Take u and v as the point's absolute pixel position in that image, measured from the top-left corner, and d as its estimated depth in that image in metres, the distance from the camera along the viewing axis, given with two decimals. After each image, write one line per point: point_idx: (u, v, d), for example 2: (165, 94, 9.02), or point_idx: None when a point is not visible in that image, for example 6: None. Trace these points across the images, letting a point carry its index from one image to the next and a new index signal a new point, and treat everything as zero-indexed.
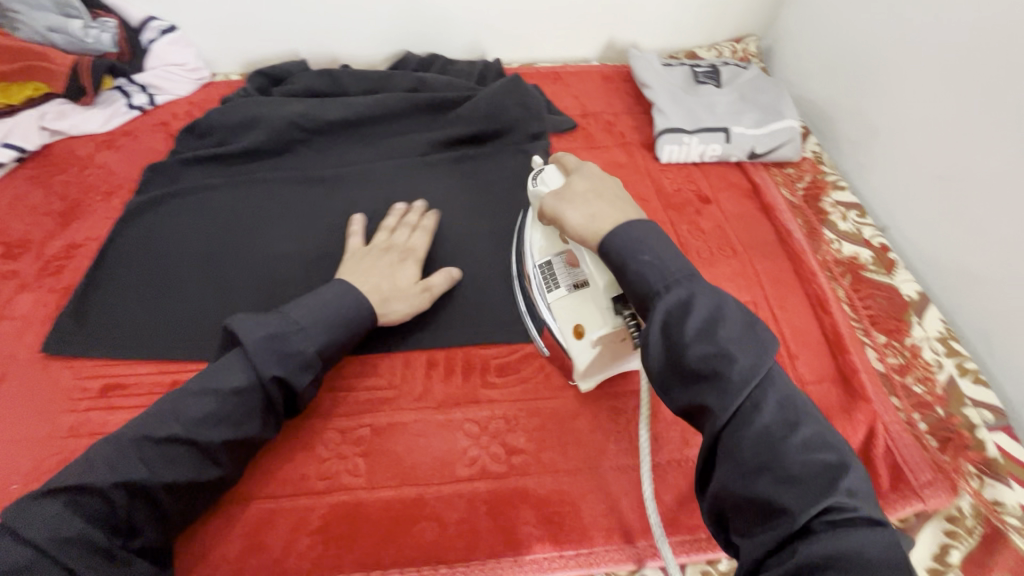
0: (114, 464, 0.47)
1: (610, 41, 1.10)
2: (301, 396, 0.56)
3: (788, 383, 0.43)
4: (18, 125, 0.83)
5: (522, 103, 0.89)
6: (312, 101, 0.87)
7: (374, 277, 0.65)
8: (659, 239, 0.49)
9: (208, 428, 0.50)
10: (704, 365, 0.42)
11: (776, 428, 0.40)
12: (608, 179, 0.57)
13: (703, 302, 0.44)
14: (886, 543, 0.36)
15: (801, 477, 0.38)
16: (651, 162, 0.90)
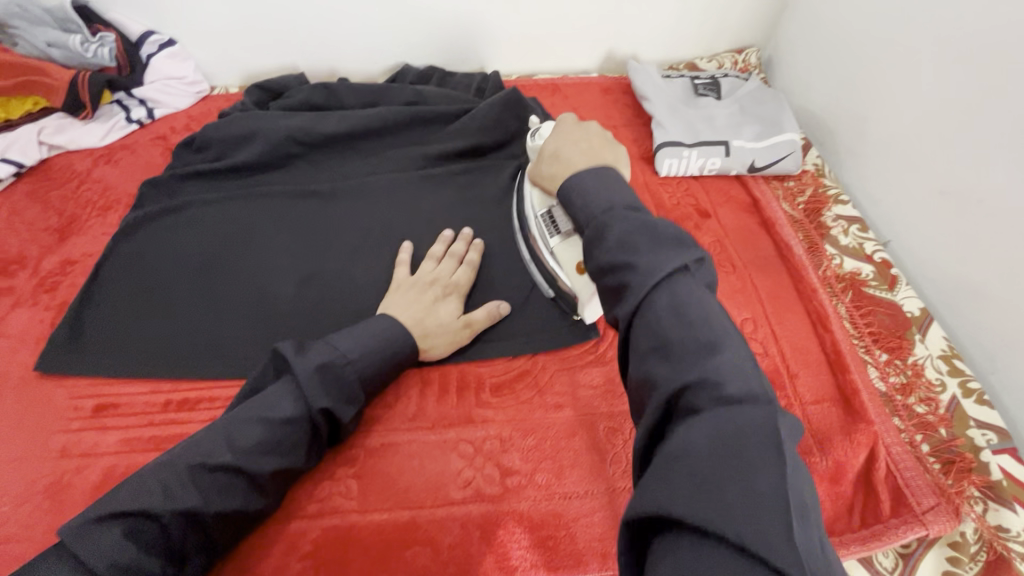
0: (172, 492, 0.45)
1: (609, 52, 1.10)
2: (343, 427, 0.56)
3: (692, 281, 0.42)
4: (18, 140, 0.83)
5: (519, 117, 0.90)
6: (309, 115, 0.87)
7: (419, 312, 0.64)
8: (593, 177, 0.53)
9: (260, 457, 0.49)
10: (613, 274, 0.45)
11: (665, 317, 0.40)
12: (575, 135, 0.63)
13: (618, 223, 0.47)
14: (761, 420, 0.35)
15: (683, 360, 0.38)
16: (650, 176, 0.90)
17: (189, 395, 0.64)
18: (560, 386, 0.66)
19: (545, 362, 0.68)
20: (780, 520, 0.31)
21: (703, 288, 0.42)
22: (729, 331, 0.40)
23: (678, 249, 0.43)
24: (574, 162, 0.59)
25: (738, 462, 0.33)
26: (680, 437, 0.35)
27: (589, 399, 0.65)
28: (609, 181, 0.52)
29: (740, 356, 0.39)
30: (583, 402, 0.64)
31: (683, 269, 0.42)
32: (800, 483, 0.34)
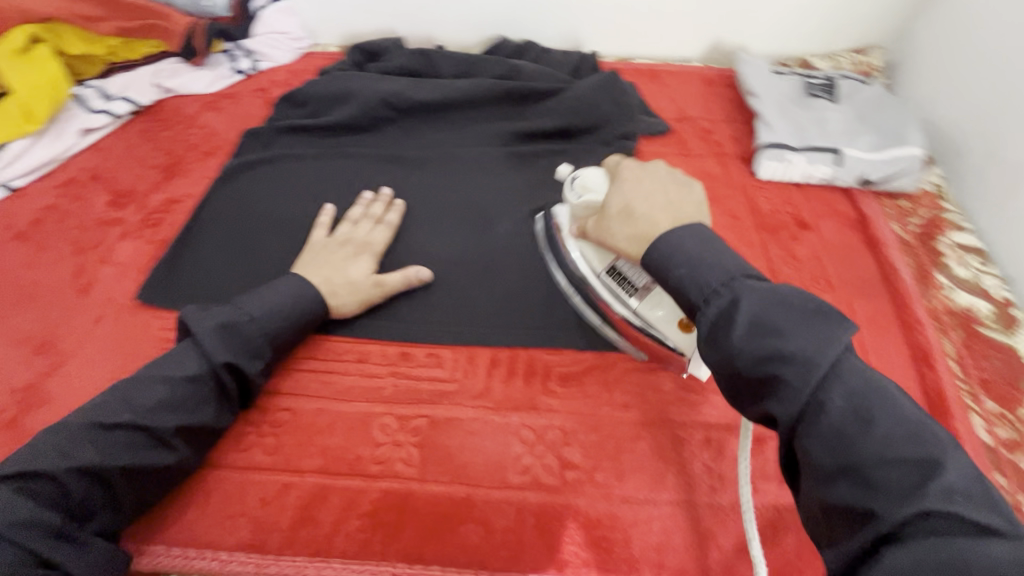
0: (69, 452, 0.47)
1: (716, 42, 1.03)
2: (252, 383, 0.56)
3: (867, 373, 0.40)
4: (137, 81, 0.88)
5: (615, 101, 0.86)
6: (404, 81, 0.87)
7: (325, 274, 0.64)
8: (692, 240, 0.50)
9: (162, 413, 0.51)
10: (760, 367, 0.42)
11: (847, 426, 0.38)
12: (642, 182, 0.58)
13: (747, 298, 0.44)
14: (1014, 559, 0.31)
15: (884, 482, 0.35)
16: (747, 178, 0.84)
17: None
18: (629, 386, 0.63)
19: (616, 359, 0.65)
20: None
21: (881, 378, 0.40)
22: (944, 440, 0.36)
23: (834, 326, 0.42)
24: (656, 220, 0.53)
25: None
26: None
27: (659, 404, 0.62)
28: (706, 247, 0.49)
29: (968, 473, 0.35)
30: (652, 406, 0.62)
31: (845, 354, 0.41)
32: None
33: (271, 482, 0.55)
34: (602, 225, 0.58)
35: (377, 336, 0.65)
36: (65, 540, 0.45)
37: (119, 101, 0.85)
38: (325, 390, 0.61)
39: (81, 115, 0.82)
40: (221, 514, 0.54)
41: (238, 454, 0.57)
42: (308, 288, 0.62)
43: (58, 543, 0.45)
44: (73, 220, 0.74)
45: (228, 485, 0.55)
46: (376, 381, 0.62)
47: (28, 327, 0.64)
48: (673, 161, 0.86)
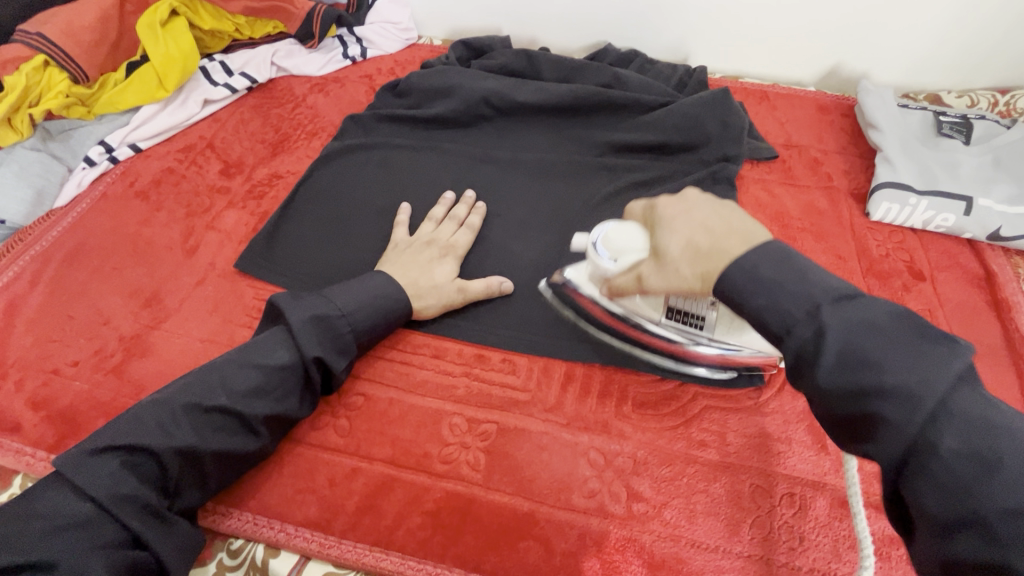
0: (169, 431, 0.49)
1: (836, 66, 0.96)
2: (335, 378, 0.58)
3: (978, 400, 0.35)
4: (256, 58, 0.93)
5: (723, 122, 0.82)
6: (506, 80, 0.87)
7: (410, 275, 0.65)
8: (768, 261, 0.42)
9: (253, 400, 0.52)
10: (854, 406, 0.37)
11: (966, 472, 0.33)
12: (692, 214, 0.49)
13: (837, 330, 0.38)
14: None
15: (1017, 539, 0.30)
16: (859, 216, 0.77)
17: None
18: (709, 424, 0.60)
19: (697, 393, 0.62)
20: None
21: (999, 409, 0.35)
22: None
23: (944, 354, 0.36)
24: (729, 246, 0.44)
25: None
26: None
27: (739, 449, 0.58)
28: (783, 267, 0.41)
29: None
30: (731, 449, 0.58)
31: (958, 385, 0.35)
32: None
33: (341, 467, 0.56)
34: (664, 270, 0.49)
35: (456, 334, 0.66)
36: (160, 517, 0.48)
37: (239, 77, 0.89)
38: (400, 381, 0.62)
39: (204, 87, 0.88)
40: (293, 488, 0.55)
41: (318, 437, 0.58)
42: (395, 287, 0.62)
43: (154, 521, 0.47)
44: (188, 185, 0.78)
45: (302, 461, 0.56)
46: (450, 379, 0.62)
47: (140, 281, 0.68)
48: (778, 191, 0.80)
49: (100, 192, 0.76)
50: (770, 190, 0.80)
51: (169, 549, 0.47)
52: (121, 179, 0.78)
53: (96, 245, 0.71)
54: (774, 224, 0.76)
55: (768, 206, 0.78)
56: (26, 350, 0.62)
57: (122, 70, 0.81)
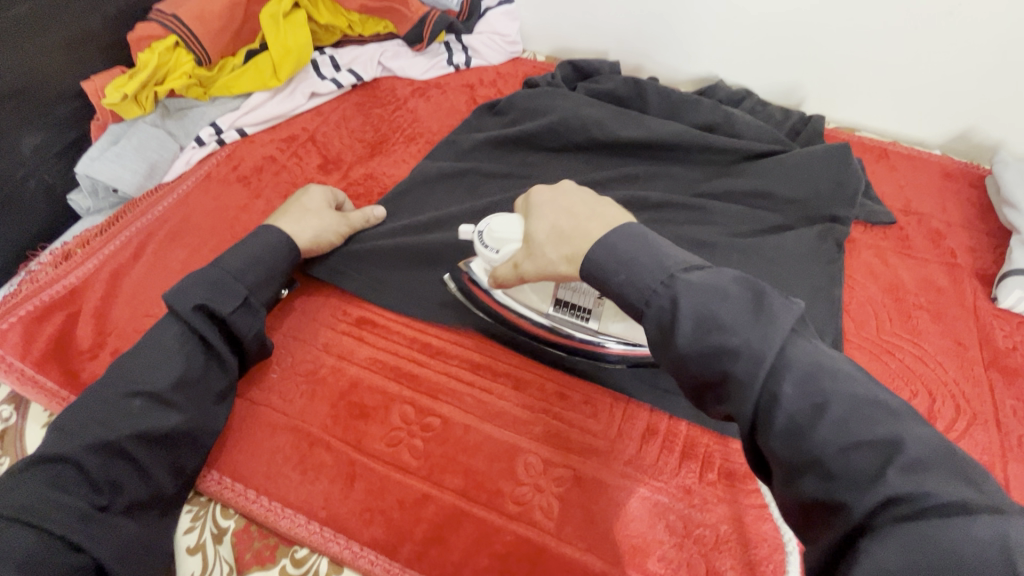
0: (78, 430, 0.48)
1: (968, 131, 0.89)
2: (231, 324, 0.56)
3: (805, 346, 0.37)
4: (362, 56, 0.93)
5: (836, 179, 0.76)
6: (611, 109, 0.84)
7: (288, 213, 0.66)
8: (629, 241, 0.45)
9: (151, 374, 0.52)
10: (707, 368, 0.38)
11: (803, 417, 0.34)
12: (564, 202, 0.53)
13: (685, 295, 0.40)
14: (993, 531, 0.28)
15: (847, 470, 0.32)
16: (983, 301, 0.71)
17: (433, 342, 0.65)
18: None
19: None
20: None
21: (829, 355, 0.37)
22: (891, 409, 0.34)
23: (773, 310, 0.38)
24: (588, 229, 0.49)
25: None
26: (866, 561, 0.29)
27: None
28: (644, 243, 0.45)
29: (924, 440, 0.32)
30: None
31: (791, 336, 0.37)
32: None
33: (413, 490, 0.55)
34: (534, 255, 0.53)
35: (540, 365, 0.64)
36: (87, 516, 0.45)
37: (347, 73, 0.90)
38: (476, 408, 0.60)
39: (311, 79, 0.89)
40: (362, 504, 0.54)
41: (391, 451, 0.57)
42: (275, 231, 0.63)
43: (80, 516, 0.44)
44: (288, 176, 0.79)
45: (373, 478, 0.55)
46: (529, 415, 0.60)
47: None
48: (892, 260, 0.74)
49: (205, 172, 0.78)
50: (884, 257, 0.74)
51: (99, 548, 0.44)
52: (225, 161, 0.79)
53: (197, 225, 0.73)
54: (886, 296, 0.71)
55: (881, 276, 0.73)
56: (123, 321, 0.63)
57: (241, 57, 0.84)
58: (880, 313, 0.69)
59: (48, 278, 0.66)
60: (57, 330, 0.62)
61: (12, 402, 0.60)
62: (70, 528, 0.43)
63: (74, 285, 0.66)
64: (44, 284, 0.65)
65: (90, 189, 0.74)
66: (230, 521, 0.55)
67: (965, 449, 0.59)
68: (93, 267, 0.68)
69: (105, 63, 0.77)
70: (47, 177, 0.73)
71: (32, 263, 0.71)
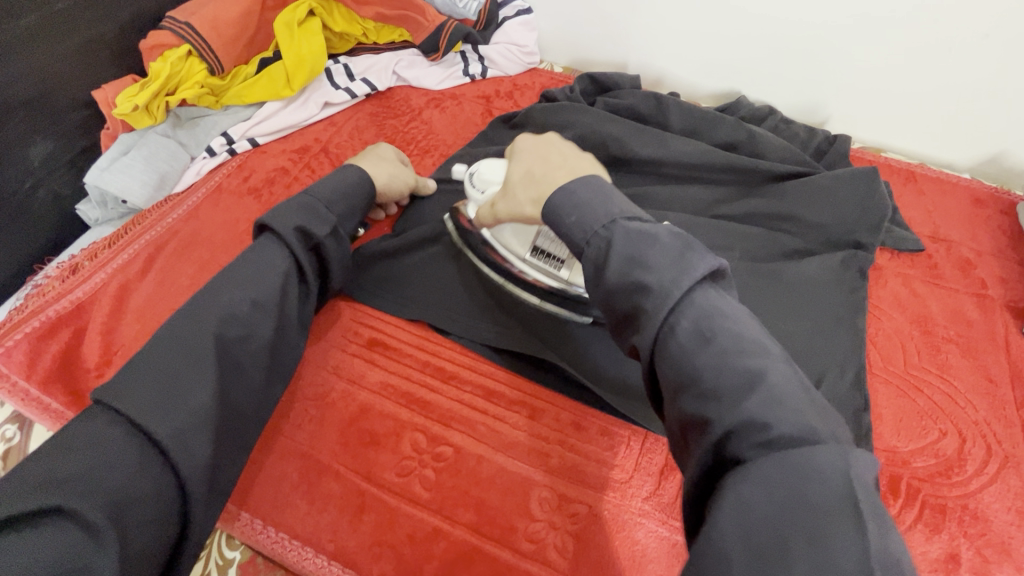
0: (190, 324, 0.48)
1: (998, 155, 0.86)
2: (324, 248, 0.59)
3: (713, 292, 0.39)
4: (377, 65, 0.92)
5: (862, 205, 0.73)
6: (631, 124, 0.82)
7: (365, 159, 0.70)
8: (585, 189, 0.48)
9: (251, 288, 0.52)
10: (626, 301, 0.41)
11: (690, 344, 0.36)
12: (543, 153, 0.58)
13: (619, 237, 0.43)
14: (836, 462, 0.29)
15: (717, 392, 0.34)
16: (1015, 335, 0.68)
17: (446, 366, 0.63)
18: None
19: None
20: None
21: (729, 303, 0.39)
22: (766, 351, 0.36)
23: (694, 258, 0.40)
24: (554, 175, 0.54)
25: (802, 510, 0.28)
26: (731, 492, 0.30)
27: None
28: (596, 191, 0.47)
29: (792, 382, 0.34)
30: None
31: (702, 283, 0.39)
32: (892, 537, 0.28)
33: (422, 524, 0.53)
34: (507, 198, 0.59)
35: (555, 394, 0.62)
36: (193, 429, 0.43)
37: (361, 83, 0.89)
38: (490, 438, 0.58)
39: (325, 89, 0.87)
40: (370, 538, 0.52)
41: (400, 480, 0.55)
42: (356, 171, 0.66)
43: (185, 431, 0.42)
44: (299, 188, 0.78)
45: (382, 509, 0.54)
46: (543, 446, 0.58)
47: None
48: (920, 289, 0.72)
49: (215, 183, 0.77)
50: (912, 287, 0.72)
51: (195, 473, 0.42)
52: (236, 172, 0.78)
53: (207, 238, 0.71)
54: (914, 327, 0.69)
55: (908, 306, 0.70)
56: (130, 339, 0.62)
57: (255, 65, 0.82)
58: (908, 346, 0.67)
59: (54, 293, 0.64)
60: (63, 348, 0.61)
61: (15, 421, 0.58)
62: (176, 444, 0.41)
63: (81, 300, 0.64)
64: (50, 299, 0.64)
65: (99, 200, 0.74)
66: (235, 553, 0.53)
67: (996, 493, 0.57)
68: (100, 282, 0.66)
69: (117, 71, 0.75)
70: (56, 187, 0.72)
71: (39, 276, 0.69)
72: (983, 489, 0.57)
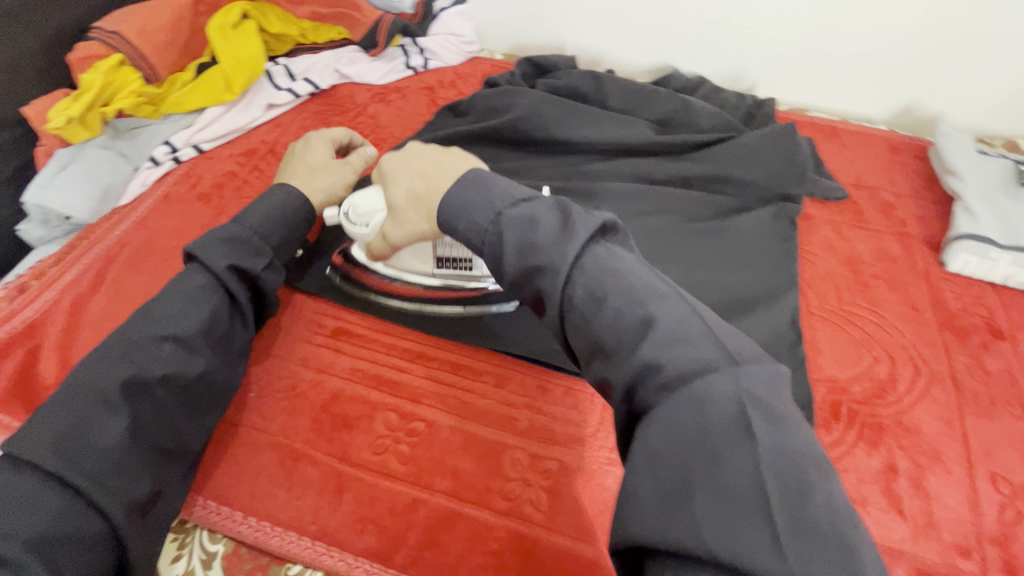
0: (102, 370, 0.48)
1: (909, 105, 0.94)
2: (259, 281, 0.59)
3: (600, 251, 0.43)
4: (319, 63, 0.92)
5: (786, 159, 0.79)
6: (571, 104, 0.85)
7: (295, 174, 0.67)
8: (467, 187, 0.49)
9: (178, 319, 0.52)
10: (530, 284, 0.45)
11: (587, 310, 0.41)
12: (419, 160, 0.57)
13: (508, 228, 0.46)
14: (725, 389, 0.34)
15: (617, 350, 0.39)
16: (934, 266, 0.75)
17: (411, 347, 0.65)
18: None
19: None
20: (755, 516, 0.30)
21: (619, 257, 0.43)
22: (658, 295, 0.40)
23: (575, 227, 0.44)
24: (436, 186, 0.53)
25: (700, 448, 0.33)
26: (643, 442, 0.35)
27: None
28: (479, 186, 0.49)
29: (679, 317, 0.39)
30: None
31: (588, 246, 0.43)
32: (786, 439, 0.33)
33: (403, 495, 0.55)
34: (400, 221, 0.58)
35: (519, 362, 0.64)
36: (110, 474, 0.45)
37: (302, 82, 0.89)
38: (459, 409, 0.60)
39: (268, 90, 0.87)
40: (352, 515, 0.54)
41: (376, 455, 0.57)
42: (285, 189, 0.64)
43: (106, 475, 0.44)
44: (249, 190, 0.78)
45: (361, 488, 0.55)
46: (511, 411, 0.61)
47: None
48: (848, 233, 0.78)
49: (162, 192, 0.76)
50: (840, 232, 0.78)
51: (116, 507, 0.44)
52: (183, 180, 0.78)
53: (159, 247, 0.71)
54: (845, 268, 0.74)
55: (839, 249, 0.76)
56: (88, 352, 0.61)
57: (192, 71, 0.82)
58: (840, 285, 0.73)
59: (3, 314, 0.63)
60: (17, 367, 0.60)
61: None
62: (93, 489, 0.43)
63: (33, 319, 0.64)
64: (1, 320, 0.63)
65: (41, 218, 0.72)
66: (218, 545, 0.54)
67: (926, 408, 0.63)
68: (51, 298, 0.65)
69: (47, 86, 0.74)
70: None
71: None
72: (914, 404, 0.63)
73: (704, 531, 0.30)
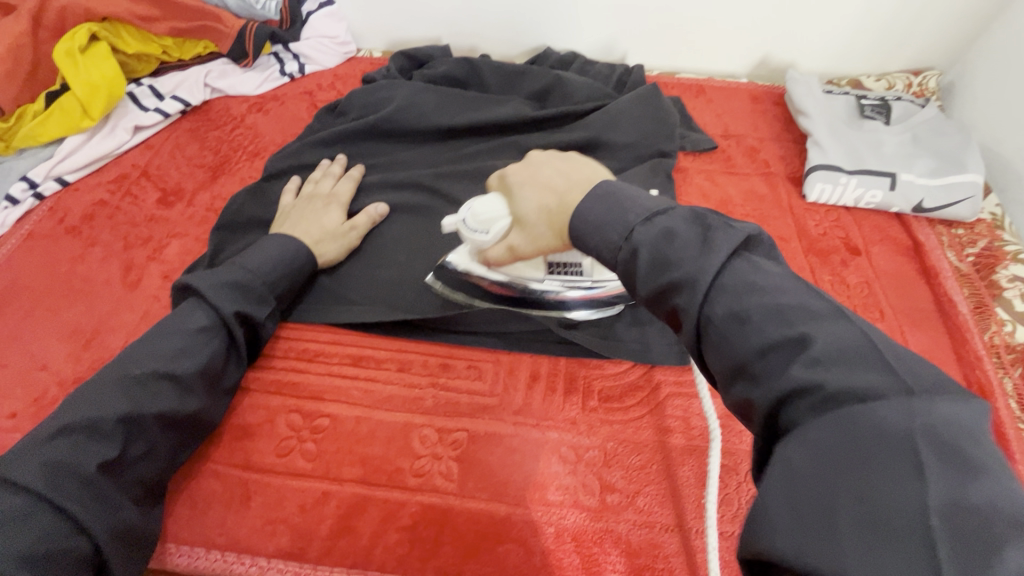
0: (99, 402, 0.48)
1: (764, 58, 1.01)
2: (259, 329, 0.60)
3: (746, 269, 0.37)
4: (188, 79, 0.89)
5: (654, 118, 0.83)
6: (449, 91, 0.86)
7: (306, 232, 0.66)
8: (599, 202, 0.46)
9: (179, 360, 0.53)
10: (665, 303, 0.40)
11: (726, 327, 0.36)
12: (546, 170, 0.53)
13: (644, 242, 0.41)
14: (898, 417, 0.28)
15: (762, 369, 0.33)
16: (796, 200, 0.82)
17: (310, 347, 0.65)
18: (678, 412, 0.60)
19: (659, 381, 0.63)
20: (918, 559, 0.24)
21: (767, 271, 0.37)
22: (814, 312, 0.34)
23: (723, 242, 0.39)
24: (569, 199, 0.49)
25: (854, 470, 0.27)
26: (781, 459, 0.29)
27: (703, 431, 0.59)
28: (616, 201, 0.45)
29: (837, 337, 0.32)
30: (696, 432, 0.59)
31: (732, 263, 0.38)
32: (969, 488, 0.25)
33: (310, 491, 0.55)
34: (525, 232, 0.53)
35: (420, 344, 0.66)
36: (96, 499, 0.45)
37: (170, 100, 0.86)
38: (366, 399, 0.61)
39: (133, 113, 0.84)
40: (262, 519, 0.54)
41: (280, 457, 0.57)
42: (293, 243, 0.64)
43: (92, 499, 0.45)
44: (123, 216, 0.75)
45: (269, 491, 0.55)
46: (416, 392, 0.62)
47: (79, 320, 0.65)
48: (719, 179, 0.84)
49: (27, 231, 0.73)
50: (713, 179, 0.84)
51: (101, 529, 0.44)
52: (49, 216, 0.74)
53: (28, 286, 0.67)
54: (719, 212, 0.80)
55: (712, 195, 0.82)
56: None
57: (41, 101, 0.78)
58: None
59: None
60: None
61: None
62: (82, 511, 0.44)
63: None
64: None
65: None
66: None
67: None
68: None
69: None
70: None
71: None
72: None
73: (847, 562, 0.25)
